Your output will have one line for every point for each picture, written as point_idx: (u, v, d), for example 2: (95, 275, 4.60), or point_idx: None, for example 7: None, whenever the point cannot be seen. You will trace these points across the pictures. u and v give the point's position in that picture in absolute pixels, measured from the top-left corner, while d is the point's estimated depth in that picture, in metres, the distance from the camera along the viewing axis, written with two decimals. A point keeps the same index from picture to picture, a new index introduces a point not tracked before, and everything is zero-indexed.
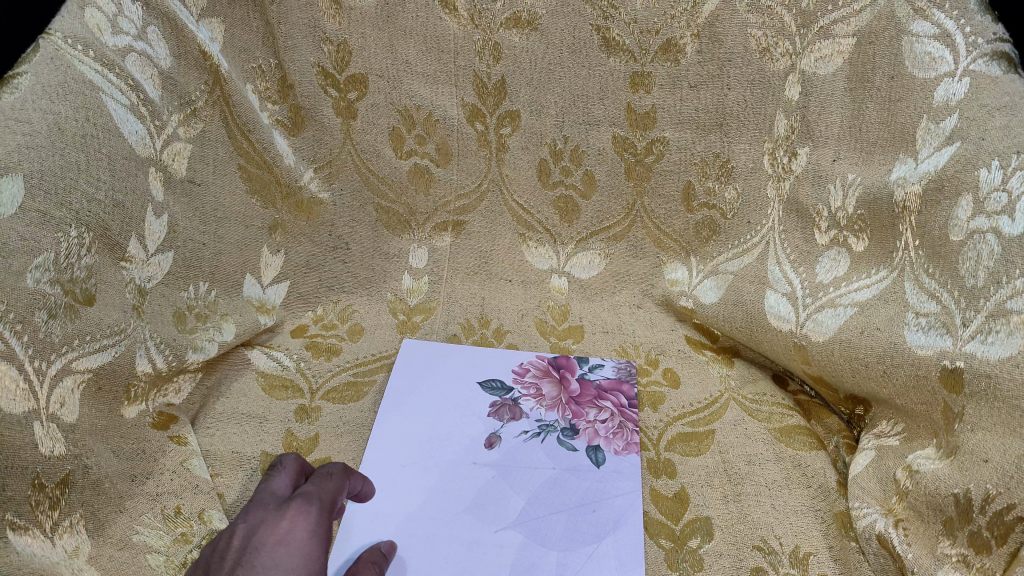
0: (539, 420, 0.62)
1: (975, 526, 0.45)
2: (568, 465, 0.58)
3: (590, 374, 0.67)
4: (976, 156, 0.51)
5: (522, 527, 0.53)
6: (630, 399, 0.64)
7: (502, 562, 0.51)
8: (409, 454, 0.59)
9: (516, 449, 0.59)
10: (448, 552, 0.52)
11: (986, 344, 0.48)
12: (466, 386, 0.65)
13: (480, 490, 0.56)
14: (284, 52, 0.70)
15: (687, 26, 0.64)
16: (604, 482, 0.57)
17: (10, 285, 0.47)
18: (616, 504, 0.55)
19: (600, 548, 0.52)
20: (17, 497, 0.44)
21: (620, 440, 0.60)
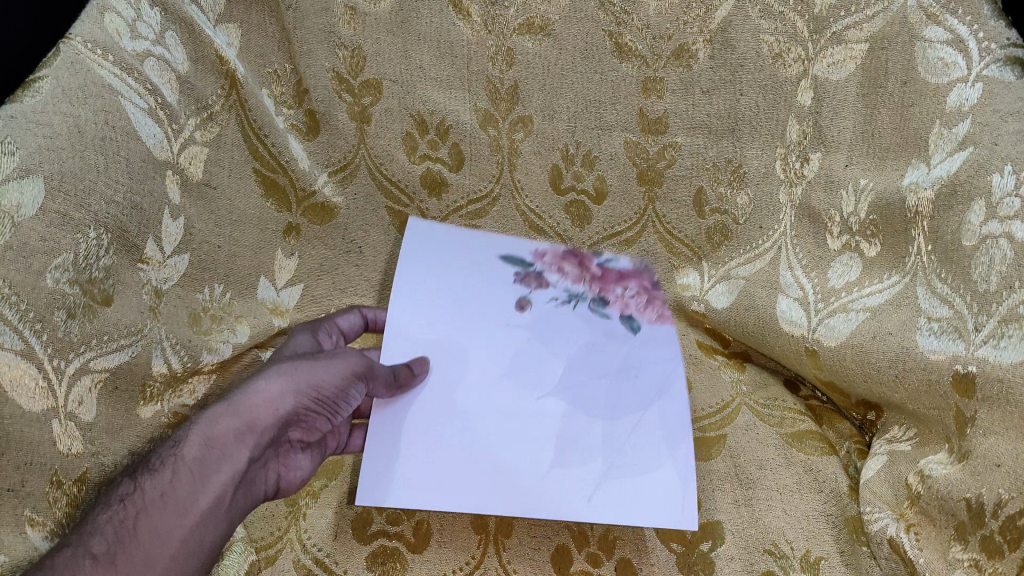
0: (568, 290, 0.68)
1: (988, 530, 0.49)
2: (600, 343, 0.65)
3: (610, 262, 0.71)
4: (989, 160, 0.53)
5: (564, 396, 0.60)
6: (653, 283, 0.70)
7: (549, 430, 0.59)
8: (438, 337, 0.62)
9: (548, 313, 0.66)
10: (495, 420, 0.59)
11: (998, 348, 0.50)
12: (490, 266, 0.68)
13: (517, 355, 0.62)
14: (299, 57, 0.69)
15: (699, 33, 0.64)
16: (640, 350, 0.65)
17: (31, 285, 0.48)
18: (657, 373, 0.63)
19: (647, 416, 0.61)
20: (35, 493, 0.47)
21: (652, 311, 0.68)
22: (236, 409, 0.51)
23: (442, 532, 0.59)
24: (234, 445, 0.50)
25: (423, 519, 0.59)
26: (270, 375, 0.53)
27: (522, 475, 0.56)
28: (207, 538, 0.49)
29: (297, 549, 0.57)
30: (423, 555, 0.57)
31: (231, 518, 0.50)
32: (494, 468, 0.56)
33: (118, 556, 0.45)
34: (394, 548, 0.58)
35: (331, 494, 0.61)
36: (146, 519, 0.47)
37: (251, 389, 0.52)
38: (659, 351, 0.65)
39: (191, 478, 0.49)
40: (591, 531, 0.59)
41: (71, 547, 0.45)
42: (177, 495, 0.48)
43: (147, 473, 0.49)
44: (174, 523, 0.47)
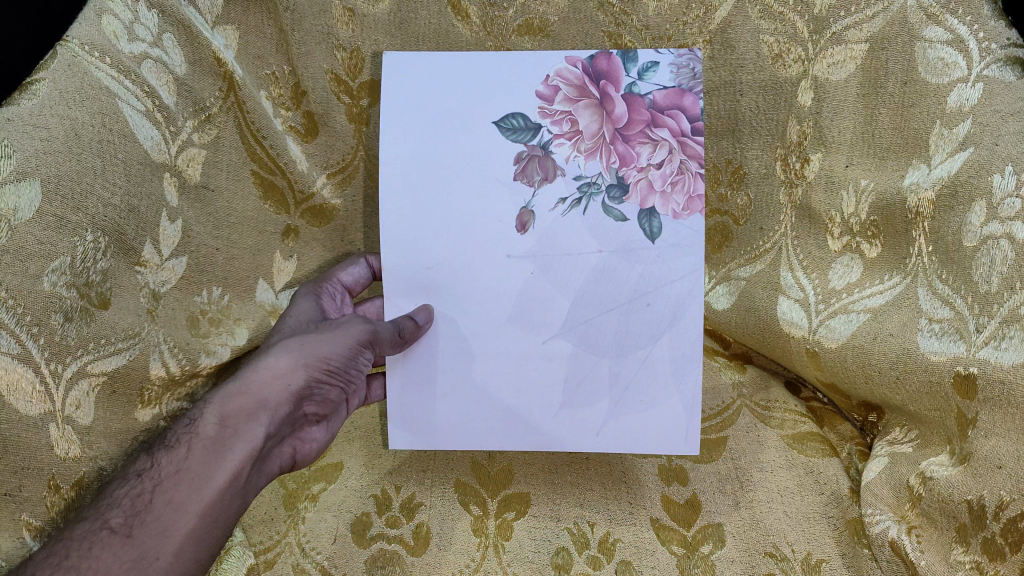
0: (580, 177, 0.60)
1: (988, 533, 0.49)
2: (607, 226, 0.59)
3: (639, 86, 0.60)
4: (990, 161, 0.52)
5: (571, 336, 0.60)
6: (692, 125, 0.59)
7: (555, 375, 0.60)
8: (439, 262, 0.60)
9: (554, 228, 0.59)
10: (501, 366, 0.60)
11: (999, 350, 0.50)
12: (482, 133, 0.60)
13: (522, 291, 0.60)
14: (298, 59, 0.68)
15: (699, 33, 0.64)
16: (660, 263, 0.59)
17: (28, 288, 0.48)
18: (675, 292, 0.59)
19: (654, 352, 0.59)
20: (33, 498, 0.48)
21: (680, 192, 0.59)
22: (248, 387, 0.53)
23: (442, 535, 0.59)
24: (247, 421, 0.53)
25: (423, 521, 0.59)
26: (281, 351, 0.56)
27: (534, 421, 0.61)
28: (222, 514, 0.51)
29: (296, 553, 0.58)
30: (421, 557, 0.58)
31: (246, 493, 0.53)
32: (506, 415, 0.61)
33: (135, 527, 0.48)
34: (393, 552, 0.58)
35: (330, 497, 0.61)
36: (163, 493, 0.49)
37: (263, 365, 0.55)
38: (677, 279, 0.59)
39: (206, 454, 0.51)
40: (591, 533, 0.59)
41: (90, 520, 0.48)
42: (192, 469, 0.50)
43: (163, 449, 0.51)
44: (190, 498, 0.50)
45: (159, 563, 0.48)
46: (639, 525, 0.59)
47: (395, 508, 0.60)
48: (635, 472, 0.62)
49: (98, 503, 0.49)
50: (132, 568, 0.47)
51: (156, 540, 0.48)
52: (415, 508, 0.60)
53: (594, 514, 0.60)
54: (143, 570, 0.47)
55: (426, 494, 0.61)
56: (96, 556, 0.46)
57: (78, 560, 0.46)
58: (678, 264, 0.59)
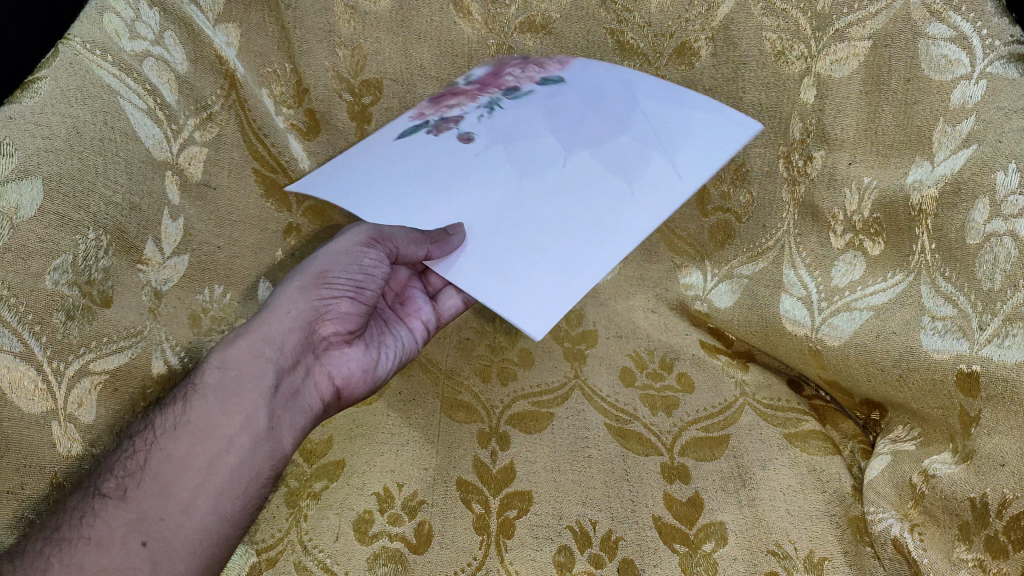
0: (483, 103, 0.67)
1: (992, 530, 0.48)
2: (549, 95, 0.66)
3: (461, 81, 0.69)
4: (993, 158, 0.52)
5: (580, 146, 0.62)
6: (502, 66, 0.69)
7: (595, 173, 0.60)
8: (405, 196, 0.61)
9: (475, 126, 0.65)
10: (559, 211, 0.59)
11: (1003, 347, 0.50)
12: (395, 142, 0.65)
13: (511, 156, 0.63)
14: (299, 56, 0.69)
15: (701, 30, 0.64)
16: (595, 75, 0.66)
17: (30, 287, 0.47)
18: (640, 100, 0.64)
19: (645, 114, 0.63)
20: (35, 496, 0.47)
21: (553, 64, 0.69)
22: (251, 328, 0.57)
23: (444, 533, 0.58)
24: (250, 360, 0.55)
25: (424, 520, 0.59)
26: (280, 290, 0.59)
27: (599, 241, 0.56)
28: (236, 457, 0.52)
29: (298, 551, 0.57)
30: (424, 556, 0.57)
31: (267, 430, 0.54)
32: (567, 244, 0.57)
33: (130, 490, 0.49)
34: (395, 550, 0.57)
35: (332, 495, 0.60)
36: (160, 451, 0.51)
37: (266, 311, 0.58)
38: (595, 71, 0.67)
39: (210, 401, 0.53)
40: (594, 531, 0.58)
41: (83, 489, 0.49)
42: (193, 421, 0.52)
43: (158, 410, 0.53)
44: (195, 448, 0.51)
45: (166, 522, 0.49)
46: (641, 523, 0.58)
47: (396, 506, 0.60)
48: (637, 470, 0.62)
49: (98, 466, 0.50)
50: (135, 530, 0.48)
51: (155, 496, 0.49)
52: (416, 506, 0.60)
53: (597, 512, 0.59)
54: (145, 525, 0.48)
55: (428, 492, 0.61)
56: (91, 525, 0.47)
57: (70, 531, 0.47)
58: (612, 77, 0.66)
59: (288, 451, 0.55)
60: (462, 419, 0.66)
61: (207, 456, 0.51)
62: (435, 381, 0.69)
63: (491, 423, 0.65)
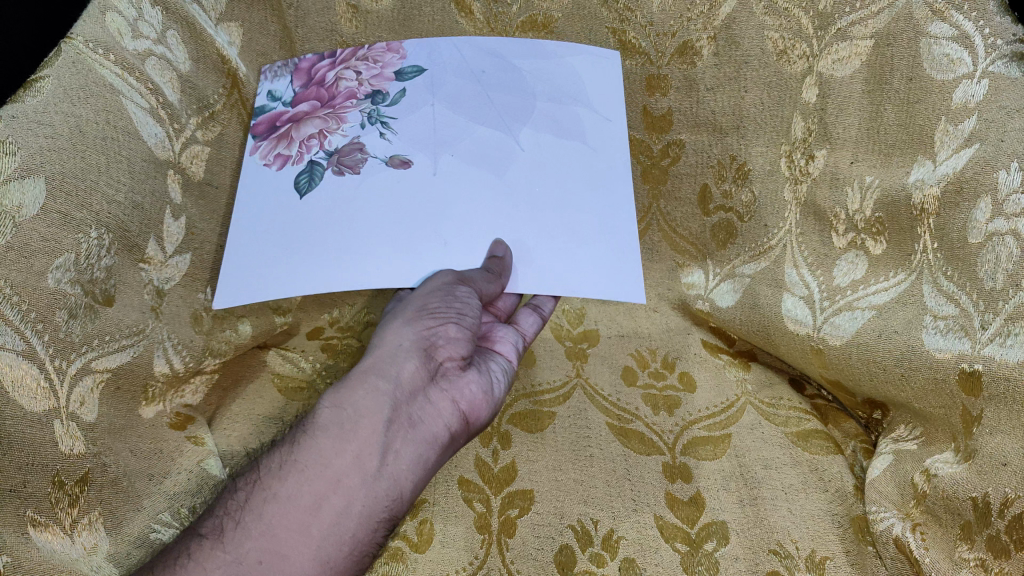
0: (358, 122, 0.65)
1: (993, 530, 0.48)
2: (451, 77, 0.66)
3: (278, 104, 0.67)
4: (996, 158, 0.52)
5: (517, 123, 0.65)
6: (308, 78, 0.67)
7: (546, 140, 0.64)
8: (399, 238, 0.59)
9: (410, 138, 0.63)
10: (549, 185, 0.62)
11: (1005, 347, 0.49)
12: (284, 200, 0.62)
13: (466, 155, 0.63)
14: (301, 55, 0.70)
15: (703, 29, 0.65)
16: (447, 59, 0.67)
17: (32, 286, 0.48)
18: (523, 71, 0.67)
19: (559, 82, 0.66)
20: (37, 494, 0.46)
21: (383, 52, 0.67)
22: (364, 361, 0.53)
23: (445, 532, 0.58)
24: (362, 394, 0.51)
25: (426, 519, 0.59)
26: (390, 321, 0.55)
27: (605, 191, 0.63)
28: (344, 500, 0.48)
29: None
30: (425, 554, 0.57)
31: (377, 469, 0.49)
32: (585, 203, 0.62)
33: (228, 535, 0.47)
34: (396, 549, 0.57)
35: None
36: (264, 492, 0.48)
37: (376, 343, 0.55)
38: (442, 48, 0.67)
39: (319, 440, 0.50)
40: (595, 530, 0.58)
41: (189, 533, 0.48)
42: (298, 461, 0.49)
43: (267, 451, 0.51)
44: (299, 489, 0.48)
45: (263, 568, 0.46)
46: (643, 522, 0.58)
47: None
48: (638, 469, 0.62)
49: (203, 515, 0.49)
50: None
51: (252, 538, 0.47)
52: (418, 505, 0.60)
53: (598, 511, 0.59)
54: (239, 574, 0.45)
55: (430, 491, 0.61)
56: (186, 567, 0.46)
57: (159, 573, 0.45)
58: (469, 50, 0.67)
59: (405, 489, 0.50)
60: None
61: (314, 498, 0.48)
62: None
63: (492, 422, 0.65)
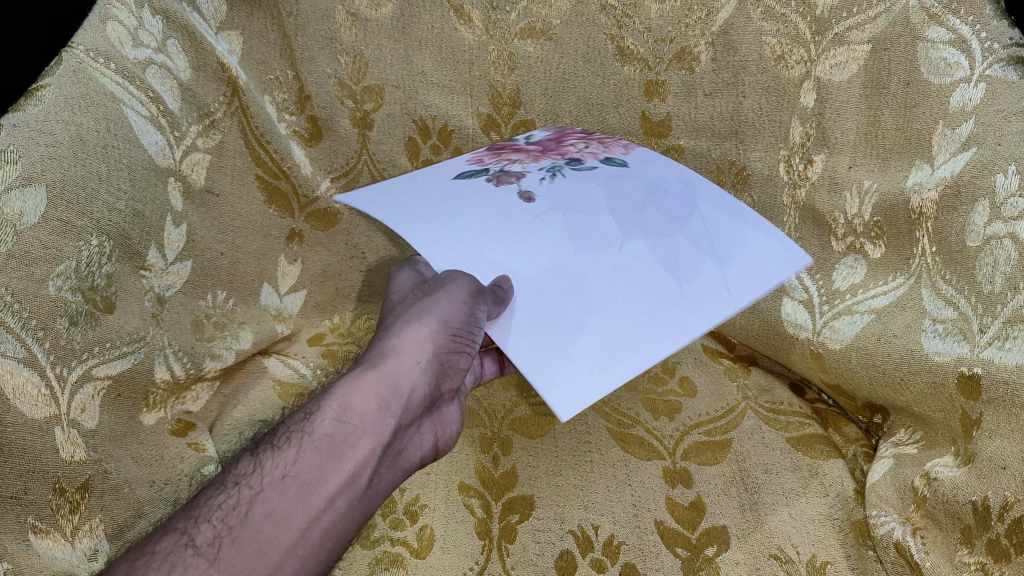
0: (536, 168, 0.63)
1: (993, 534, 0.48)
2: (664, 177, 0.62)
3: (528, 140, 0.68)
4: (993, 161, 0.52)
5: (635, 233, 0.57)
6: (587, 133, 0.67)
7: (651, 262, 0.55)
8: (483, 221, 0.59)
9: (561, 185, 0.61)
10: (609, 293, 0.53)
11: (1003, 350, 0.49)
12: (448, 181, 0.63)
13: (567, 229, 0.58)
14: (301, 63, 0.69)
15: (701, 35, 0.63)
16: (648, 164, 0.63)
17: (33, 293, 0.48)
18: (672, 176, 0.62)
19: (701, 204, 0.59)
20: (38, 501, 0.46)
21: (612, 146, 0.66)
22: (374, 370, 0.51)
23: (446, 537, 0.58)
24: (370, 413, 0.50)
25: (426, 524, 0.59)
26: (405, 329, 0.53)
27: (614, 343, 0.51)
28: (333, 522, 0.48)
29: None
30: (425, 560, 0.57)
31: (367, 495, 0.49)
32: (590, 329, 0.51)
33: (222, 548, 0.45)
34: (396, 554, 0.57)
35: None
36: (263, 502, 0.47)
37: (388, 349, 0.53)
38: (656, 165, 0.63)
39: (322, 453, 0.48)
40: (596, 536, 0.58)
41: (177, 532, 0.46)
42: (301, 475, 0.48)
43: (269, 451, 0.50)
44: (296, 506, 0.47)
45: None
46: (643, 527, 0.58)
47: (399, 511, 0.60)
48: (639, 474, 0.62)
49: (193, 512, 0.47)
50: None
51: (249, 560, 0.45)
52: (418, 511, 0.60)
53: (599, 516, 0.59)
54: None
55: (430, 497, 0.61)
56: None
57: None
58: (674, 175, 0.62)
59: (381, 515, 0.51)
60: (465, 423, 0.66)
61: (308, 517, 0.47)
62: None
63: (493, 428, 0.66)
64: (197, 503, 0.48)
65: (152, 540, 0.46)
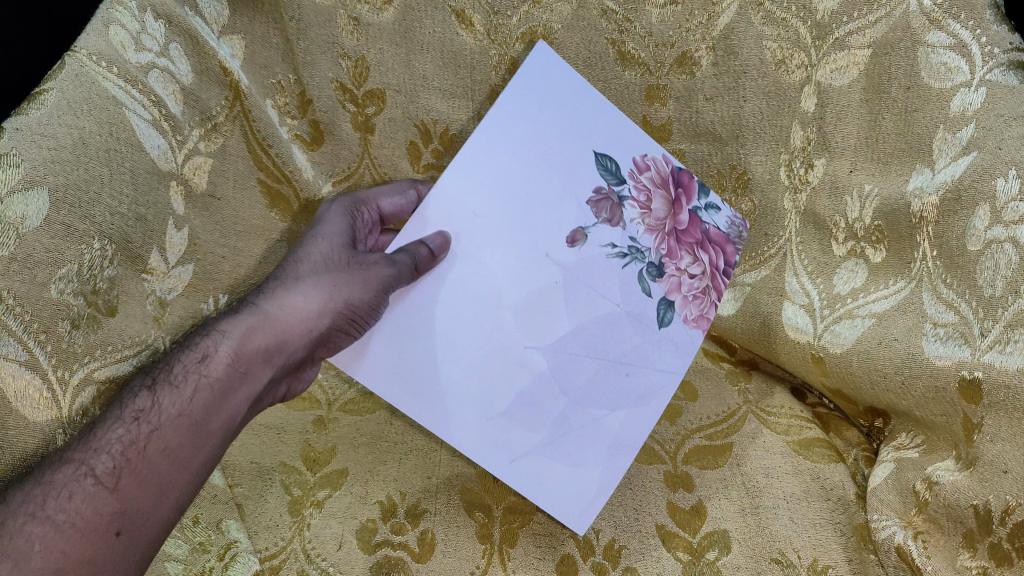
0: (633, 240, 0.63)
1: (995, 538, 0.48)
2: (650, 352, 0.62)
3: (704, 214, 0.66)
4: (994, 165, 0.52)
5: (553, 359, 0.60)
6: (726, 264, 0.66)
7: (516, 386, 0.59)
8: (515, 202, 0.61)
9: (593, 260, 0.62)
10: (476, 358, 0.59)
11: (1004, 354, 0.49)
12: (585, 148, 0.63)
13: (537, 290, 0.60)
14: (302, 68, 0.68)
15: (702, 40, 0.62)
16: (657, 350, 0.62)
17: (35, 297, 0.49)
18: (652, 379, 0.62)
19: (609, 417, 0.61)
20: None
21: (694, 307, 0.64)
22: (271, 322, 0.55)
23: (447, 541, 0.58)
24: (257, 363, 0.54)
25: (427, 529, 0.58)
26: (309, 288, 0.56)
27: (442, 407, 0.59)
28: (211, 463, 0.52)
29: (302, 560, 0.56)
30: (427, 565, 0.57)
31: (235, 438, 0.54)
32: (436, 390, 0.58)
33: (121, 480, 0.48)
34: (398, 558, 0.57)
35: (336, 503, 0.59)
36: (159, 439, 0.50)
37: (291, 302, 0.55)
38: (670, 354, 0.63)
39: (211, 401, 0.52)
40: (597, 540, 0.59)
41: (76, 463, 0.47)
42: (193, 417, 0.51)
43: (167, 389, 0.51)
44: (184, 446, 0.51)
45: (140, 516, 0.48)
46: (643, 531, 0.59)
47: (399, 515, 0.59)
48: (640, 478, 0.62)
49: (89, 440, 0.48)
50: (114, 522, 0.47)
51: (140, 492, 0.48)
52: (419, 514, 0.59)
53: (600, 521, 0.60)
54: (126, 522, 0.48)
55: (430, 501, 0.60)
56: (78, 508, 0.46)
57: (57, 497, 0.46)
58: (674, 363, 0.63)
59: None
60: None
61: (192, 457, 0.51)
62: None
63: None
64: (89, 431, 0.49)
65: (46, 470, 0.47)
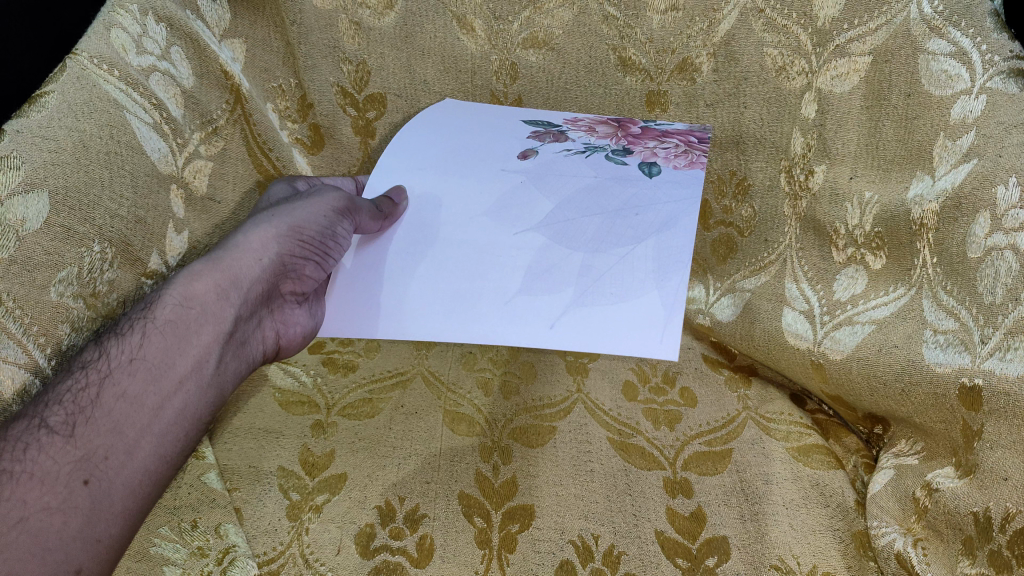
0: (586, 143, 0.65)
1: (994, 545, 0.48)
2: (650, 195, 0.60)
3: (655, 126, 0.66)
4: (994, 173, 0.52)
5: (547, 230, 0.59)
6: (699, 137, 0.64)
7: (522, 261, 0.58)
8: (448, 161, 0.65)
9: (553, 160, 0.63)
10: (470, 256, 0.59)
11: (1004, 361, 0.49)
12: (512, 118, 0.68)
13: (505, 195, 0.62)
14: (304, 71, 0.69)
15: (703, 46, 0.63)
16: (658, 190, 0.60)
17: (35, 298, 0.48)
18: (665, 209, 0.59)
19: (637, 250, 0.57)
20: None
21: (683, 159, 0.62)
22: (219, 266, 0.55)
23: (446, 547, 0.57)
24: (213, 302, 0.54)
25: (426, 534, 0.58)
26: (253, 229, 0.57)
27: (457, 312, 0.57)
28: (184, 402, 0.51)
29: (298, 565, 0.56)
30: (425, 570, 0.56)
31: (211, 377, 0.54)
32: (436, 302, 0.58)
33: (78, 427, 0.47)
34: (396, 564, 0.56)
35: (334, 508, 0.59)
36: (114, 384, 0.49)
37: (236, 243, 0.57)
38: (670, 198, 0.59)
39: (167, 338, 0.52)
40: (596, 545, 0.57)
41: (28, 418, 0.46)
42: (148, 359, 0.51)
43: (113, 338, 0.51)
44: (145, 387, 0.50)
45: (109, 462, 0.47)
46: (643, 538, 0.58)
47: (398, 520, 0.58)
48: (638, 484, 0.61)
49: (41, 397, 0.47)
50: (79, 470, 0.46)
51: (107, 437, 0.48)
52: (418, 520, 0.58)
53: (599, 526, 0.59)
54: (91, 469, 0.46)
55: (429, 506, 0.59)
56: (34, 458, 0.45)
57: (13, 463, 0.44)
58: (670, 199, 0.59)
59: (226, 400, 0.55)
60: (464, 431, 0.65)
61: (158, 398, 0.50)
62: (437, 394, 0.68)
63: (492, 436, 0.65)
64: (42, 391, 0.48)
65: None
